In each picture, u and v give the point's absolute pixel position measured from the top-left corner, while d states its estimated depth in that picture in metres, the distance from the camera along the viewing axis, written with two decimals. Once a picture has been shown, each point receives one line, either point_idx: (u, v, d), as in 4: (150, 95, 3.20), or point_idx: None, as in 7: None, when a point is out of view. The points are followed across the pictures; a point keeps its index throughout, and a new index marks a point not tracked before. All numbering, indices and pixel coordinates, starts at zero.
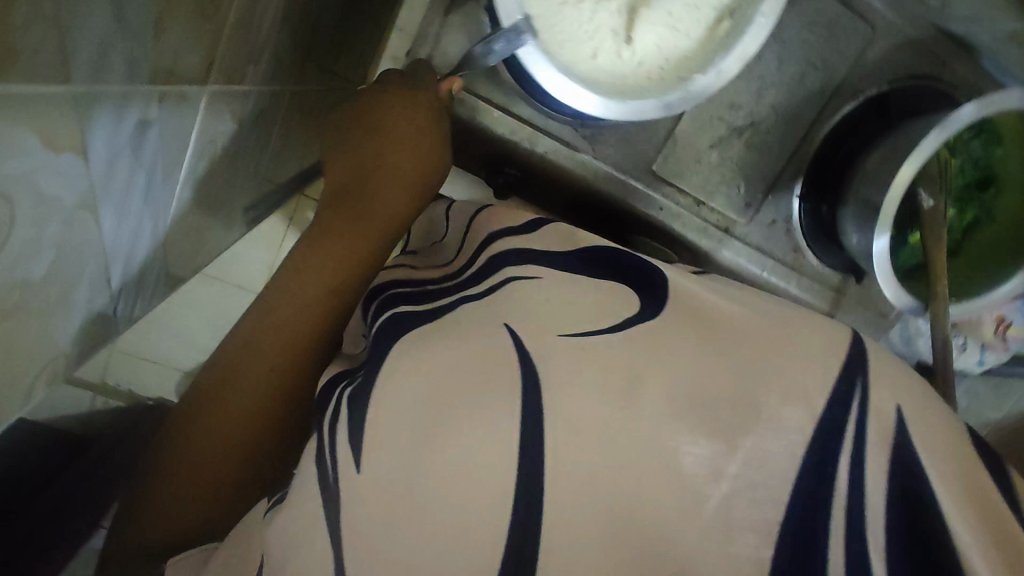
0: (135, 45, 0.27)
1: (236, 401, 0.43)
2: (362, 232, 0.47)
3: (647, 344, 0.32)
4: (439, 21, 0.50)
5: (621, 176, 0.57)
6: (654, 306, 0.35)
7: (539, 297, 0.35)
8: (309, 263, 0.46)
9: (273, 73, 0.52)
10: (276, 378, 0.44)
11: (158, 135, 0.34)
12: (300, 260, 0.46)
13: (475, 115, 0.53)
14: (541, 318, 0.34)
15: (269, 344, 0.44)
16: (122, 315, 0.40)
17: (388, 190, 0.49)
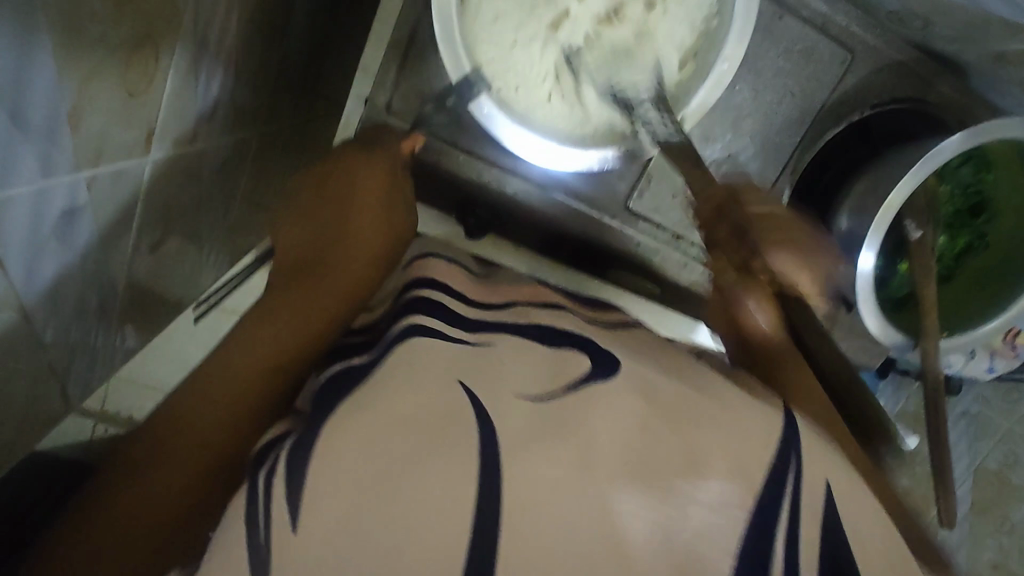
0: (47, 143, 0.26)
1: (134, 501, 0.31)
2: (327, 288, 0.41)
3: (603, 409, 0.31)
4: (398, 67, 0.49)
5: (595, 214, 0.55)
6: (612, 368, 0.34)
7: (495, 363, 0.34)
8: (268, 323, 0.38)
9: (233, 121, 0.51)
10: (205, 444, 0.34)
11: (91, 216, 0.33)
12: (253, 325, 0.38)
13: (441, 160, 0.52)
14: (495, 380, 0.32)
15: (201, 406, 0.35)
16: (75, 372, 0.40)
17: (358, 245, 0.44)
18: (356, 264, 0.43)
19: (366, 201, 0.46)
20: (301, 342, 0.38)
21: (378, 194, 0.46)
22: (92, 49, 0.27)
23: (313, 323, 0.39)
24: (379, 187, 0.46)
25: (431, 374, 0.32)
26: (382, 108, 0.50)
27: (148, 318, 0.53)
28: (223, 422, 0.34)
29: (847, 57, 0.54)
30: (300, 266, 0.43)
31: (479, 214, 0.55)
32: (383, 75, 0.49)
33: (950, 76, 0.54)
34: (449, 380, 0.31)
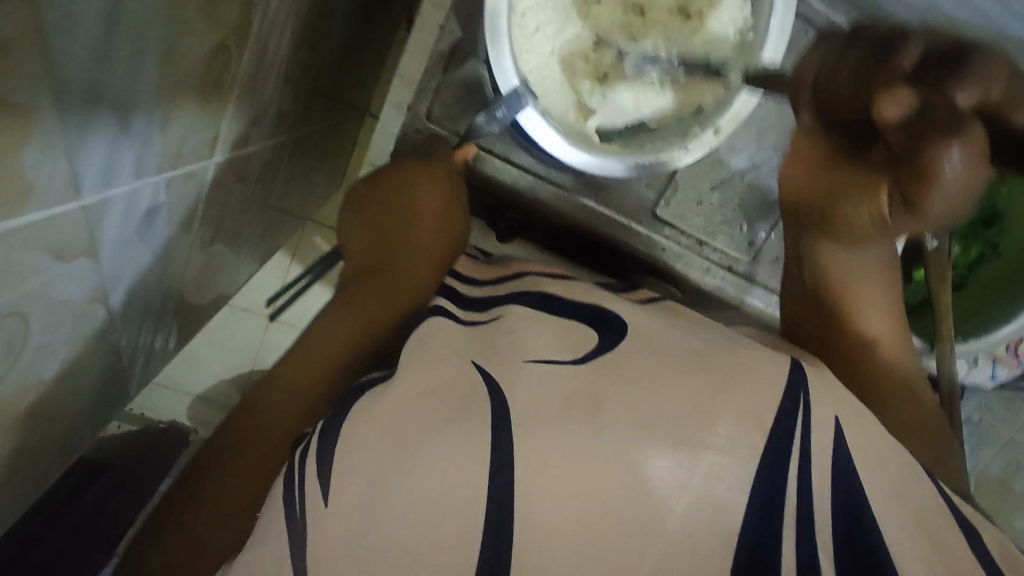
0: (142, 147, 0.28)
1: (222, 475, 0.34)
2: (390, 289, 0.44)
3: (622, 376, 0.33)
4: (440, 76, 0.51)
5: (623, 220, 0.57)
6: (614, 337, 0.36)
7: (502, 332, 0.37)
8: (324, 327, 0.41)
9: (278, 125, 0.53)
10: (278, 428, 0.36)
11: (164, 213, 0.34)
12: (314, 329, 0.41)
13: (477, 166, 0.54)
14: (508, 350, 0.34)
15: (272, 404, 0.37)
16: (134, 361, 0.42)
17: (415, 250, 0.46)
18: (413, 270, 0.45)
19: (422, 208, 0.47)
20: (357, 341, 0.41)
21: (438, 203, 0.48)
22: (184, 59, 0.29)
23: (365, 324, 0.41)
24: (439, 198, 0.48)
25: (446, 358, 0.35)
26: (422, 116, 0.52)
27: (190, 312, 0.55)
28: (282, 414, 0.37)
29: None
30: (360, 273, 0.46)
31: (510, 219, 0.58)
32: (425, 83, 0.51)
33: None
34: (463, 361, 0.35)
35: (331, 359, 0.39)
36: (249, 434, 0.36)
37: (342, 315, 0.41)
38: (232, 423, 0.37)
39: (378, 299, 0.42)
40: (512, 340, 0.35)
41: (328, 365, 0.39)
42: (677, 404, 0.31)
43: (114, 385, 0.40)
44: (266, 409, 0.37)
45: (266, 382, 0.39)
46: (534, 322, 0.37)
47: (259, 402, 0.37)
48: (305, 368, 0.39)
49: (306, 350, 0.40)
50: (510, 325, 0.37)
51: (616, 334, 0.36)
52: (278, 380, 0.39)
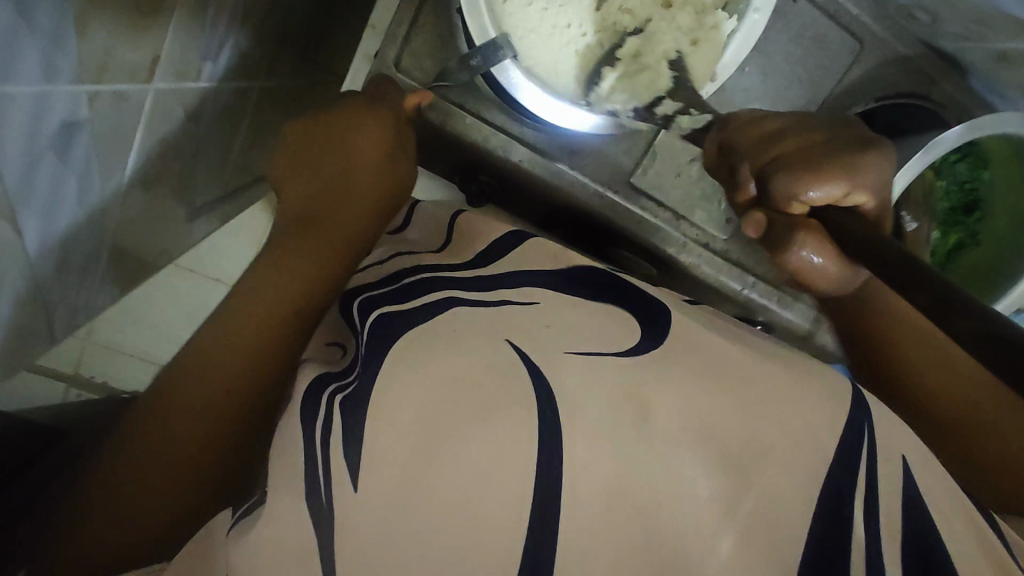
0: (51, 47, 0.25)
1: (167, 422, 0.37)
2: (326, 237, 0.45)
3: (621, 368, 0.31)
4: (411, 21, 0.49)
5: (599, 188, 0.55)
6: (653, 335, 0.34)
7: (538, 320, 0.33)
8: (262, 284, 0.42)
9: (238, 69, 0.50)
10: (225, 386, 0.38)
11: (90, 137, 0.31)
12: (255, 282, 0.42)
13: (447, 121, 0.51)
14: (540, 338, 0.32)
15: (215, 363, 0.38)
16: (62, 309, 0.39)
17: (351, 206, 0.47)
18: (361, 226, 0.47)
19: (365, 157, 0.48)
20: (293, 300, 0.41)
21: (377, 151, 0.48)
22: None
23: (310, 276, 0.42)
24: (377, 146, 0.48)
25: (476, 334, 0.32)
26: (390, 65, 0.50)
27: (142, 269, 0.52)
28: (228, 374, 0.38)
29: (855, 48, 0.54)
30: (295, 221, 0.46)
31: (480, 181, 0.55)
32: (392, 31, 0.49)
33: (952, 74, 0.56)
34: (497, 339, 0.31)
35: (269, 317, 0.40)
36: (203, 386, 0.38)
37: (287, 269, 0.42)
38: (179, 366, 0.39)
39: (325, 249, 0.44)
40: (546, 329, 0.32)
41: (276, 326, 0.40)
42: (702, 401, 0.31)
43: (40, 335, 0.36)
44: (211, 361, 0.38)
45: (211, 330, 0.40)
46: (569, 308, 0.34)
47: (208, 356, 0.39)
48: (249, 322, 0.40)
49: (245, 306, 0.41)
50: (543, 307, 0.34)
51: (657, 335, 0.34)
52: (226, 335, 0.40)
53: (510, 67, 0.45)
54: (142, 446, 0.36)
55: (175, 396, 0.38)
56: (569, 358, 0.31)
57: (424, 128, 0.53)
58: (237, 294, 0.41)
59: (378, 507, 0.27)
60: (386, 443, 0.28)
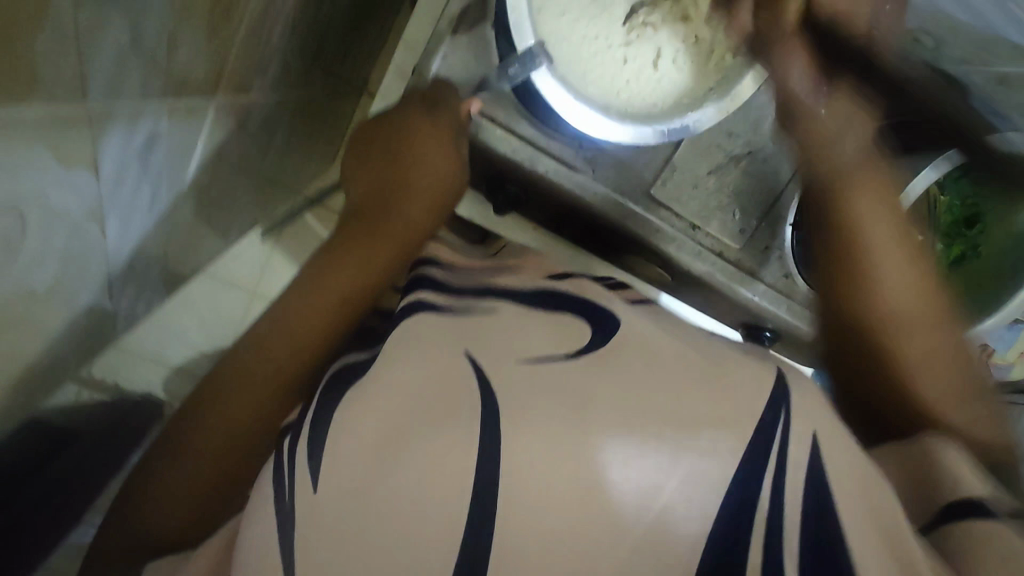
0: (148, 64, 0.28)
1: (225, 406, 0.43)
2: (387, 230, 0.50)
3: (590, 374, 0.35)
4: (449, 38, 0.52)
5: (619, 198, 0.58)
6: (603, 335, 0.39)
7: (498, 329, 0.40)
8: (325, 273, 0.47)
9: (280, 82, 0.53)
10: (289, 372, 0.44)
11: (166, 145, 0.34)
12: (313, 272, 0.48)
13: (478, 131, 0.54)
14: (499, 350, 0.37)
15: (276, 345, 0.45)
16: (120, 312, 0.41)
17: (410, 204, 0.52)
18: (412, 223, 0.51)
19: (422, 163, 0.52)
20: (365, 285, 0.48)
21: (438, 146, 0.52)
22: None
23: (364, 276, 0.48)
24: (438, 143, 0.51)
25: (445, 344, 0.38)
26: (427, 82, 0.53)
27: (180, 273, 0.54)
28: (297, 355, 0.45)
29: (866, 67, 0.57)
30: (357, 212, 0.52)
31: (507, 191, 0.58)
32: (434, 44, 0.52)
33: (957, 94, 0.59)
34: (457, 352, 0.38)
35: (333, 312, 0.46)
36: (264, 363, 0.44)
37: (339, 263, 0.48)
38: (254, 342, 0.45)
39: (374, 247, 0.49)
40: (504, 339, 0.38)
41: (320, 330, 0.46)
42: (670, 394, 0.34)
43: (100, 330, 0.38)
44: (271, 347, 0.44)
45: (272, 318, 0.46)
46: (526, 325, 0.40)
47: (283, 326, 0.45)
48: (315, 298, 0.46)
49: (308, 293, 0.46)
50: (506, 322, 0.41)
51: (606, 330, 0.39)
52: (295, 317, 0.45)
53: (544, 76, 0.47)
54: (207, 433, 0.43)
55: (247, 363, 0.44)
56: (521, 366, 0.36)
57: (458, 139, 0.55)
58: (296, 282, 0.47)
59: (341, 493, 0.32)
60: (352, 439, 0.34)
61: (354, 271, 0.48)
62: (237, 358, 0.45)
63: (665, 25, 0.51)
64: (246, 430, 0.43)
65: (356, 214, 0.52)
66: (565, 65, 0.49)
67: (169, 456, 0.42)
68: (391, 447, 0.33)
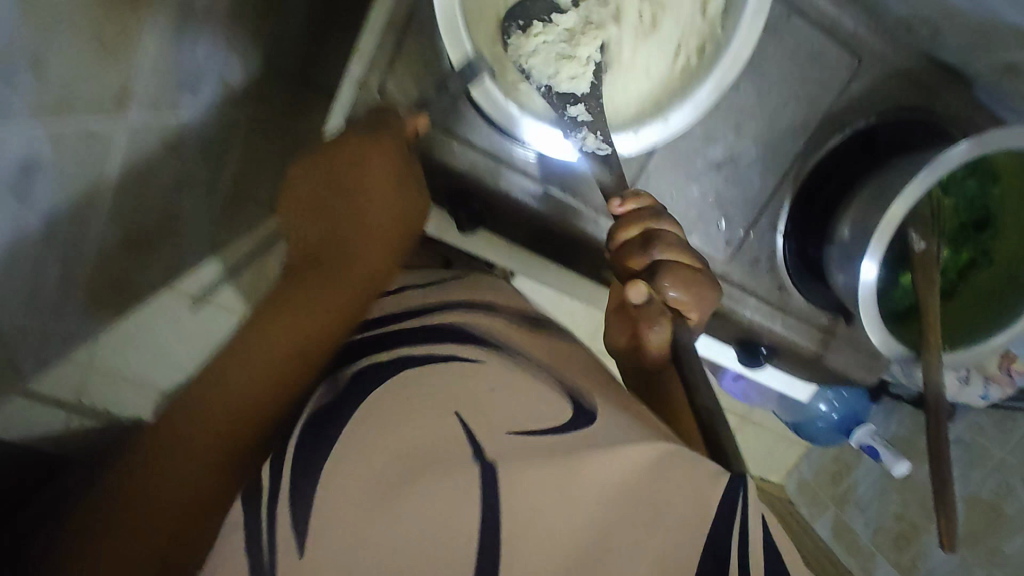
0: None
1: (171, 477, 0.30)
2: (350, 267, 0.41)
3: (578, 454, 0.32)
4: (395, 46, 0.48)
5: (592, 211, 0.54)
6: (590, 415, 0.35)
7: (484, 389, 0.35)
8: (250, 340, 0.35)
9: (220, 100, 0.49)
10: (225, 441, 0.32)
11: (51, 174, 0.30)
12: (234, 343, 0.35)
13: (432, 149, 0.50)
14: (485, 420, 0.33)
15: (206, 415, 0.32)
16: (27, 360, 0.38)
17: (371, 242, 0.43)
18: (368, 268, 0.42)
19: (380, 195, 0.44)
20: (338, 319, 0.38)
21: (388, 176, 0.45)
22: None
23: (335, 308, 0.38)
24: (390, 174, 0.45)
25: (426, 402, 0.34)
26: (374, 93, 0.48)
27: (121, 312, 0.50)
28: (248, 423, 0.33)
29: (853, 62, 0.53)
30: (305, 261, 0.42)
31: (471, 210, 0.53)
32: (378, 54, 0.47)
33: (958, 86, 0.54)
34: (445, 412, 0.33)
35: (279, 362, 0.35)
36: (197, 433, 0.31)
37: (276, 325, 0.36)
38: (192, 400, 0.32)
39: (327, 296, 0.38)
40: (489, 406, 0.34)
41: (281, 360, 0.35)
42: (647, 469, 0.32)
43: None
44: (207, 412, 0.32)
45: (222, 365, 0.34)
46: (508, 383, 0.36)
47: (202, 397, 0.32)
48: (238, 359, 0.34)
49: (230, 368, 0.34)
50: (487, 376, 0.36)
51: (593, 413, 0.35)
52: (241, 360, 0.34)
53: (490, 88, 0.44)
54: (130, 533, 0.28)
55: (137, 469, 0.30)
56: (512, 440, 0.32)
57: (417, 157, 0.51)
58: (234, 331, 0.35)
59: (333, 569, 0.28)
60: (340, 506, 0.30)
61: (298, 330, 0.36)
62: (163, 425, 0.31)
63: (622, 36, 0.46)
64: (185, 504, 0.30)
65: (308, 261, 0.42)
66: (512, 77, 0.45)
67: (74, 548, 0.28)
68: (372, 512, 0.29)
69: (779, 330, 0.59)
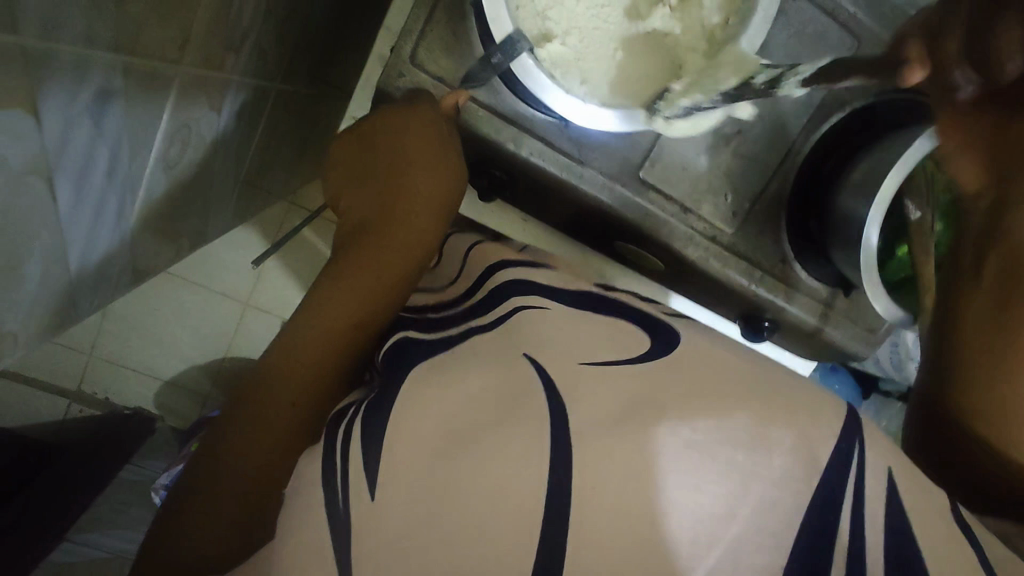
0: (93, 7, 0.26)
1: (258, 433, 0.43)
2: (395, 239, 0.49)
3: (653, 376, 0.36)
4: (427, 17, 0.50)
5: (608, 182, 0.56)
6: (667, 343, 0.40)
7: (552, 328, 0.41)
8: (339, 294, 0.47)
9: (256, 68, 0.52)
10: (313, 394, 0.45)
11: (122, 107, 0.32)
12: (323, 294, 0.47)
13: (461, 113, 0.52)
14: (563, 352, 0.38)
15: (307, 360, 0.45)
16: (82, 303, 0.39)
17: (414, 217, 0.50)
18: (413, 235, 0.50)
19: (419, 175, 0.50)
20: (390, 287, 0.49)
21: (434, 153, 0.50)
22: None
23: (386, 281, 0.48)
24: (432, 158, 0.50)
25: (501, 356, 0.39)
26: (405, 58, 0.51)
27: (151, 278, 0.52)
28: (315, 389, 0.45)
29: (853, 45, 0.56)
30: (355, 231, 0.51)
31: (494, 176, 0.57)
32: (410, 24, 0.50)
33: None
34: (516, 353, 0.39)
35: (340, 326, 0.46)
36: (289, 389, 0.44)
37: (351, 279, 0.47)
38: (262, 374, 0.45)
39: (384, 265, 0.48)
40: (563, 341, 0.39)
41: (351, 325, 0.47)
42: (677, 372, 0.37)
43: (59, 320, 0.37)
44: (301, 353, 0.45)
45: (305, 319, 0.46)
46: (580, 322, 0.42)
47: (285, 362, 0.45)
48: (312, 345, 0.45)
49: (324, 316, 0.46)
50: (551, 321, 0.42)
51: (669, 341, 0.40)
52: (314, 323, 0.46)
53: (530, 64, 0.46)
54: (241, 452, 0.42)
55: (264, 397, 0.44)
56: (579, 369, 0.36)
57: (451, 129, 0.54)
58: (314, 294, 0.48)
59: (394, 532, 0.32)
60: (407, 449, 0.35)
61: (373, 285, 0.48)
62: (250, 385, 0.45)
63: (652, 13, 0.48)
64: (278, 449, 0.43)
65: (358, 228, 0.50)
66: (550, 52, 0.47)
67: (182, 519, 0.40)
68: (438, 468, 0.33)
69: (783, 304, 0.61)
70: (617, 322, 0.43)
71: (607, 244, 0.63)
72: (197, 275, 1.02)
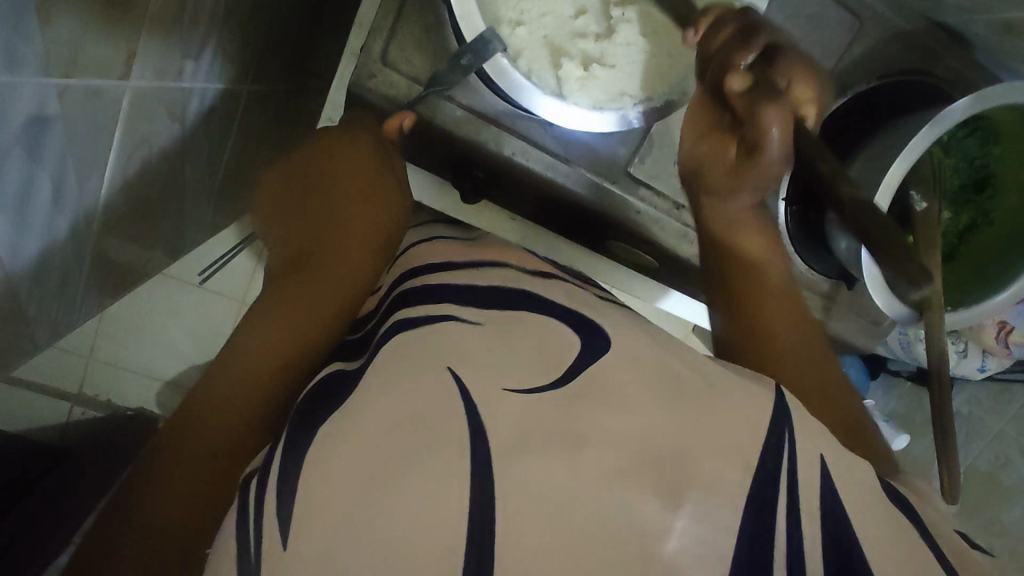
0: (14, 32, 0.24)
1: (179, 480, 0.35)
2: (341, 261, 0.48)
3: (594, 393, 0.32)
4: (396, 14, 0.47)
5: (595, 179, 0.53)
6: (602, 347, 0.35)
7: (483, 342, 0.35)
8: (269, 324, 0.43)
9: (223, 71, 0.49)
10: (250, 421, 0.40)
11: (62, 130, 0.30)
12: (259, 318, 0.44)
13: (436, 114, 0.50)
14: (490, 368, 0.33)
15: (240, 382, 0.40)
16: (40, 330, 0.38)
17: (356, 237, 0.49)
18: (356, 254, 0.49)
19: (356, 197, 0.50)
20: (337, 305, 0.46)
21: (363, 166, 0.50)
22: None
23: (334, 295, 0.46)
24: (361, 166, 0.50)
25: (423, 365, 0.33)
26: (376, 58, 0.48)
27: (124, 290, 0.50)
28: (248, 419, 0.39)
29: (853, 25, 0.53)
30: (295, 255, 0.49)
31: (474, 176, 0.53)
32: (380, 21, 0.47)
33: (956, 48, 0.54)
34: (440, 369, 0.33)
35: (286, 346, 0.43)
36: (215, 420, 0.39)
37: (290, 301, 0.45)
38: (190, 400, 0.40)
39: (323, 284, 0.46)
40: (493, 353, 0.34)
41: (294, 348, 0.43)
42: (636, 391, 0.33)
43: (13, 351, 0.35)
44: (234, 381, 0.40)
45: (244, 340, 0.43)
46: (516, 331, 0.36)
47: (216, 388, 0.40)
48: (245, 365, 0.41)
49: (260, 336, 0.43)
50: (485, 332, 0.36)
51: (602, 346, 0.35)
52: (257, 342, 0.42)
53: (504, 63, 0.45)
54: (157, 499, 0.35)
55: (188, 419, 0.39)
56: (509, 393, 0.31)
57: (429, 132, 0.51)
58: (253, 310, 0.45)
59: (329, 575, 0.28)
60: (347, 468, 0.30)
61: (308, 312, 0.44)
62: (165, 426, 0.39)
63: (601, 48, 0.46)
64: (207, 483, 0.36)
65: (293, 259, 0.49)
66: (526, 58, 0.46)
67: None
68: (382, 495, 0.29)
69: None
70: (561, 324, 0.37)
71: (596, 241, 0.60)
72: (180, 269, 0.87)
